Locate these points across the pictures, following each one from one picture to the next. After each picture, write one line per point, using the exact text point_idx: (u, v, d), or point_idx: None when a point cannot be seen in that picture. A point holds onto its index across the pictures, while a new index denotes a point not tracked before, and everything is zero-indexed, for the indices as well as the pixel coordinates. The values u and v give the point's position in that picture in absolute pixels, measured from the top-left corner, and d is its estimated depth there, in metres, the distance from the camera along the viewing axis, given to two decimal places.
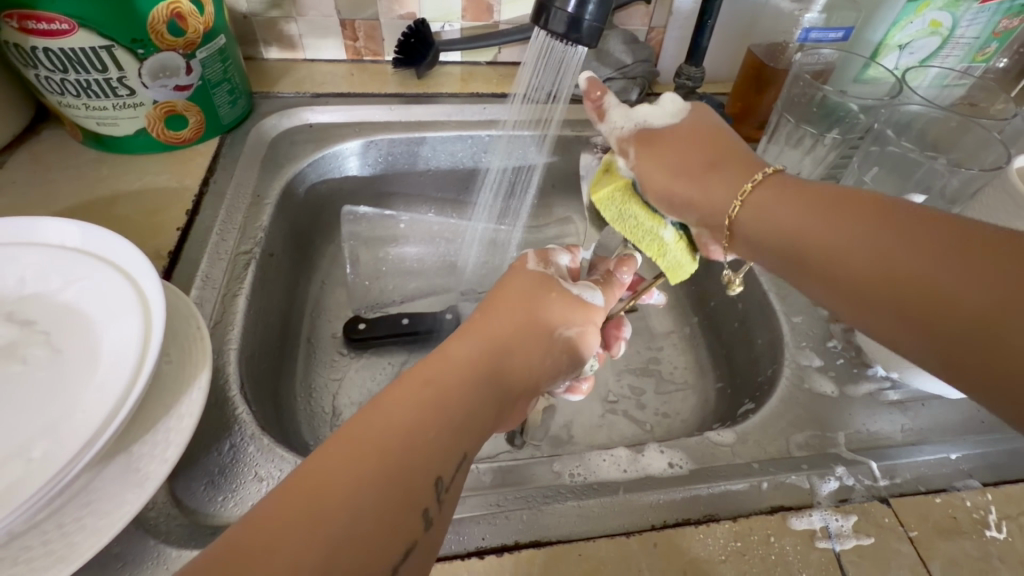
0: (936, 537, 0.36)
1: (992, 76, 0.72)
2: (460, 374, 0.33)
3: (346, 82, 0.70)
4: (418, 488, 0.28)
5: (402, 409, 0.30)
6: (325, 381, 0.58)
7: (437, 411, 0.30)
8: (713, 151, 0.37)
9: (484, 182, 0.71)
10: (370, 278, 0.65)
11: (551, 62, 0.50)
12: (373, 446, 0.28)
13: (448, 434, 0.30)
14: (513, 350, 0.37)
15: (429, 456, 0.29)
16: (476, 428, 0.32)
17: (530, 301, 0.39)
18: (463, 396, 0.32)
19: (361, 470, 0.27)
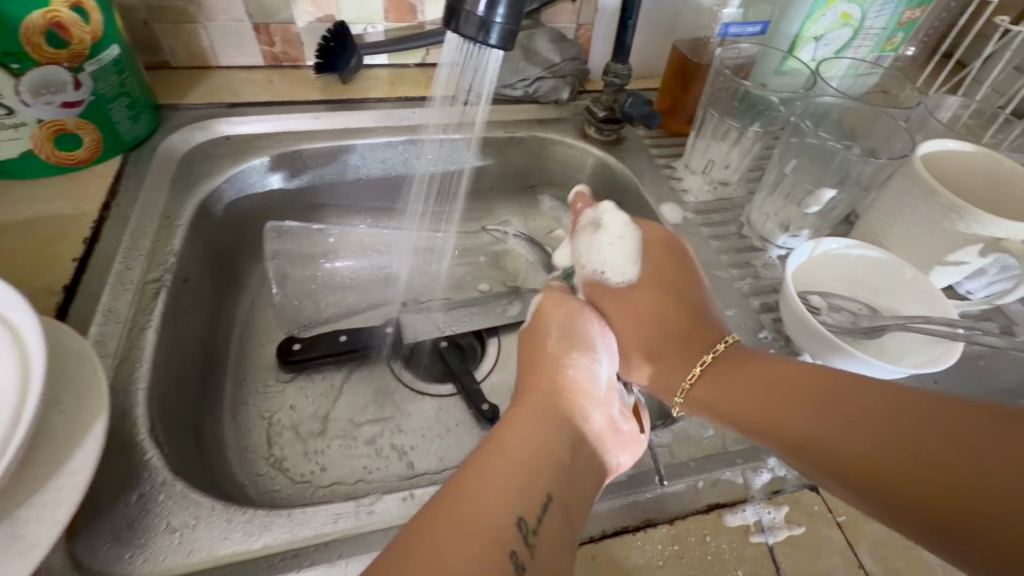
0: (862, 519, 0.37)
1: (903, 63, 0.76)
2: (525, 429, 0.34)
3: (266, 90, 0.66)
4: (505, 537, 0.29)
5: (485, 471, 0.31)
6: (256, 410, 0.56)
7: (516, 466, 0.32)
8: (659, 302, 0.40)
9: (412, 189, 0.69)
10: (300, 296, 0.63)
11: (468, 67, 0.48)
12: (462, 505, 0.29)
13: (526, 483, 0.31)
14: (571, 392, 0.37)
15: (509, 505, 0.30)
16: (554, 477, 0.32)
17: (566, 345, 0.38)
18: (533, 447, 0.33)
19: (457, 535, 0.28)
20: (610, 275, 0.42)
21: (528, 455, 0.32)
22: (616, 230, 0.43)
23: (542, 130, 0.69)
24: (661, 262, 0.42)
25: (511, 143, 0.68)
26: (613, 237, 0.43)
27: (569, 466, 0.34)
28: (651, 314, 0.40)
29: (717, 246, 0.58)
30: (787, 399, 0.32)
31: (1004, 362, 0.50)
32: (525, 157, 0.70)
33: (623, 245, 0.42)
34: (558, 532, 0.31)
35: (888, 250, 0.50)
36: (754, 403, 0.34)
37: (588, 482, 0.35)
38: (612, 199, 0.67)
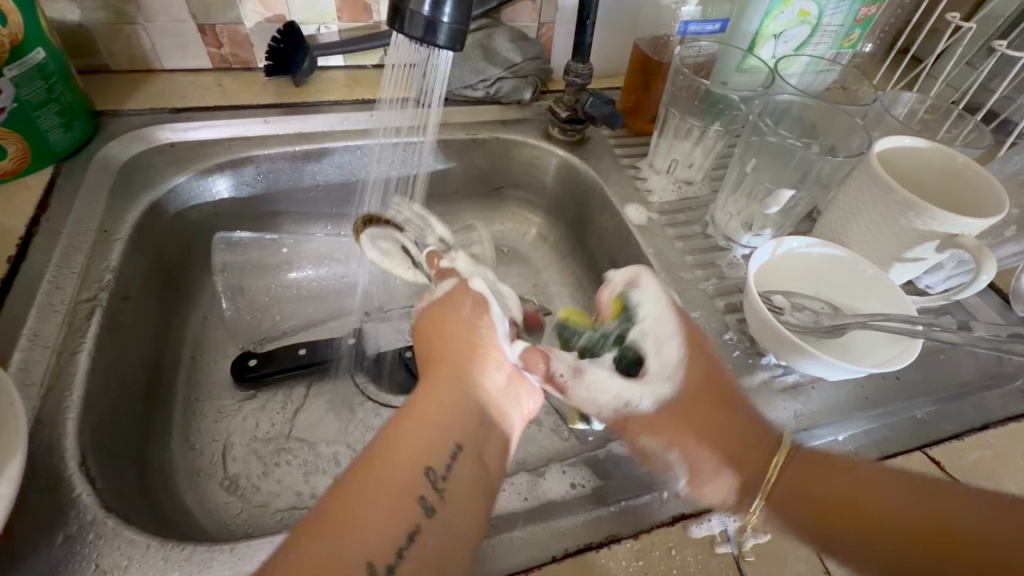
0: None
1: (861, 60, 0.77)
2: (434, 389, 0.35)
3: (214, 94, 0.63)
4: (413, 485, 0.31)
5: (394, 431, 0.33)
6: (209, 431, 0.53)
7: (426, 422, 0.33)
8: (720, 419, 0.36)
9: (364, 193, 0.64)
10: (253, 311, 0.60)
11: (416, 68, 0.48)
12: (373, 463, 0.31)
13: (435, 434, 0.33)
14: (480, 353, 0.37)
15: (418, 456, 0.32)
16: (464, 425, 0.34)
17: (467, 311, 0.39)
18: (443, 404, 0.34)
19: (367, 487, 0.30)
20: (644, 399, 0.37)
21: (438, 409, 0.34)
22: (651, 354, 0.38)
23: (505, 131, 0.67)
24: (701, 378, 0.37)
25: (473, 145, 0.67)
26: (649, 360, 0.38)
27: (482, 414, 0.35)
28: (713, 432, 0.36)
29: (683, 246, 0.57)
30: (852, 489, 0.34)
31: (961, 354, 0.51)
32: (488, 159, 0.68)
33: (660, 369, 0.37)
34: (470, 475, 0.32)
35: (850, 247, 0.50)
36: (825, 488, 0.34)
37: (502, 429, 0.36)
38: (578, 200, 0.66)
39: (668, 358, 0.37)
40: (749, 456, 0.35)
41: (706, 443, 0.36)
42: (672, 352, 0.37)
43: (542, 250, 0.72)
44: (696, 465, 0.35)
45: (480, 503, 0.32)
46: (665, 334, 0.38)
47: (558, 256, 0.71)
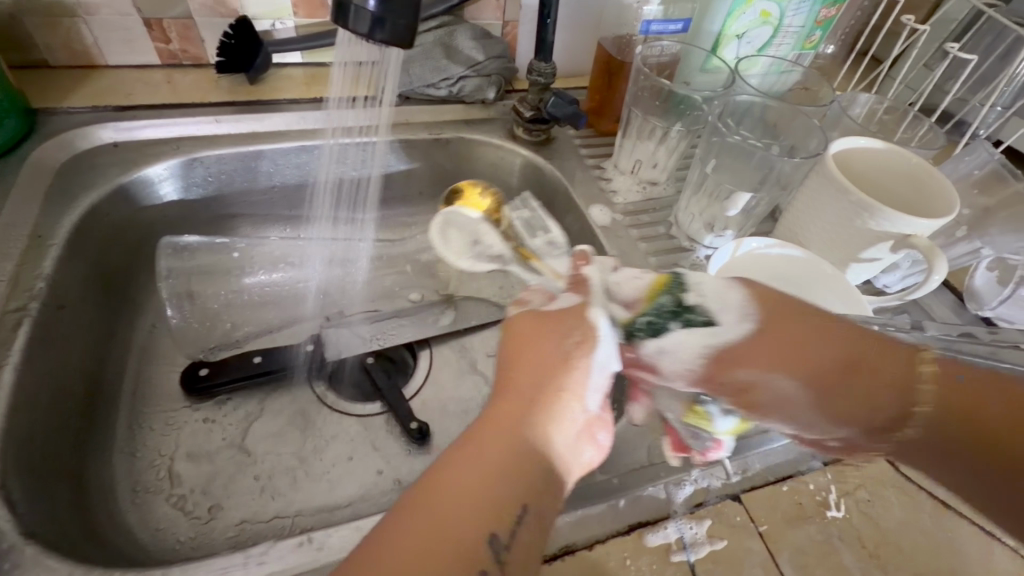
0: (784, 526, 0.36)
1: (824, 61, 0.78)
2: (507, 435, 0.30)
3: (160, 92, 0.60)
4: (474, 553, 0.27)
5: (454, 476, 0.29)
6: (154, 445, 0.51)
7: (491, 472, 0.29)
8: (845, 344, 0.33)
9: (315, 197, 0.63)
10: (204, 318, 0.58)
11: (367, 65, 0.46)
12: (426, 520, 0.27)
13: (501, 492, 0.29)
14: (564, 396, 0.32)
15: (484, 519, 0.28)
16: (532, 486, 0.29)
17: (567, 346, 0.33)
18: (514, 454, 0.30)
19: (420, 547, 0.26)
20: (735, 340, 0.33)
21: (508, 461, 0.29)
22: (724, 300, 0.34)
23: (469, 131, 0.66)
24: (794, 316, 0.33)
25: (437, 145, 0.65)
26: (721, 308, 0.34)
27: (550, 472, 0.30)
28: (838, 359, 0.32)
29: (647, 248, 0.57)
30: (996, 416, 0.31)
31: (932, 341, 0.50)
32: (452, 159, 0.67)
33: (731, 309, 0.34)
34: (534, 542, 0.28)
35: (810, 249, 0.50)
36: (965, 411, 0.32)
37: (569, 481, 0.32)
38: (544, 199, 0.66)
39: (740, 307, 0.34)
40: (872, 381, 0.32)
41: (818, 387, 0.33)
42: (742, 298, 0.34)
43: None
44: (820, 396, 0.33)
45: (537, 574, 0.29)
46: (721, 285, 0.35)
47: None
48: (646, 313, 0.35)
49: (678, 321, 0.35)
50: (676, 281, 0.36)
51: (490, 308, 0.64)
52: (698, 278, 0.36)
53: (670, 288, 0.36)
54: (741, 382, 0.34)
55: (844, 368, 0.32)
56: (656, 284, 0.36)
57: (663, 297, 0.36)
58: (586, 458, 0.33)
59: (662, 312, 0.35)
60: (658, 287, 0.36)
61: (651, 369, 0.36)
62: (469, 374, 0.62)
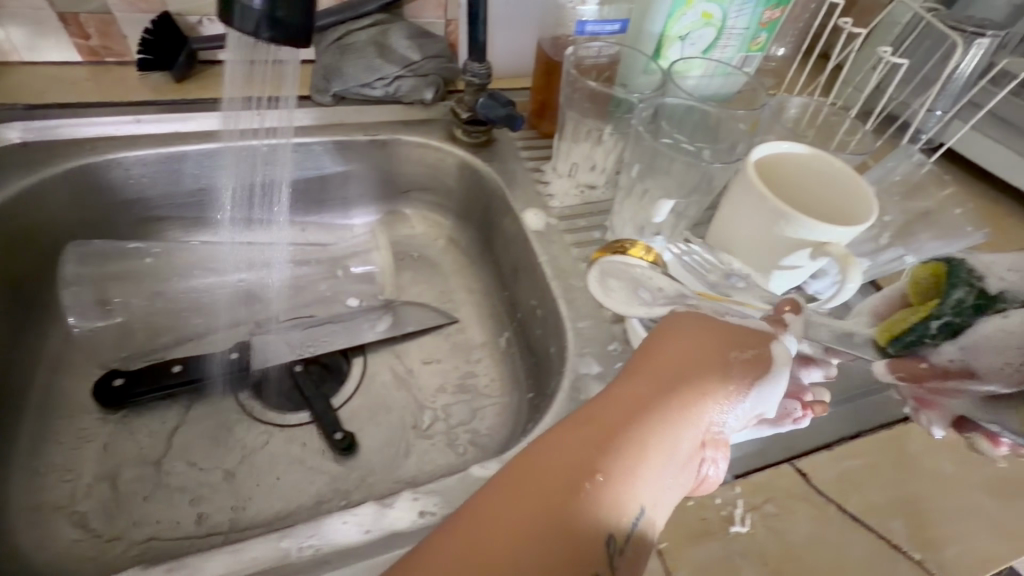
0: (684, 544, 0.36)
1: (775, 63, 0.78)
2: (634, 435, 0.31)
3: (77, 90, 0.58)
4: (594, 543, 0.27)
5: (574, 454, 0.30)
6: (61, 460, 0.49)
7: (614, 467, 0.29)
8: None
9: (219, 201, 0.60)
10: (120, 326, 0.56)
11: (259, 64, 0.45)
12: (554, 473, 0.29)
13: (624, 492, 0.29)
14: (692, 410, 0.33)
15: (606, 514, 0.28)
16: (660, 483, 0.30)
17: (730, 355, 0.34)
18: (637, 456, 0.30)
19: (540, 516, 0.27)
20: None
21: (630, 457, 0.30)
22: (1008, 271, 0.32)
23: (406, 131, 0.64)
24: None
25: (372, 145, 0.63)
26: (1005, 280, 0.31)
27: (672, 475, 0.31)
28: None
29: (579, 253, 0.55)
30: None
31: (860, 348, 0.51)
32: (388, 160, 0.65)
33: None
34: (645, 545, 0.29)
35: (733, 256, 0.48)
36: None
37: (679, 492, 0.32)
38: (483, 202, 0.65)
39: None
40: None
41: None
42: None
43: (452, 255, 0.69)
44: None
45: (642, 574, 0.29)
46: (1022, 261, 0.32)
47: (468, 261, 0.68)
48: (934, 315, 0.33)
49: (983, 313, 0.31)
50: (955, 271, 0.33)
51: (428, 314, 0.63)
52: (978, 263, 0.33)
53: (950, 279, 0.33)
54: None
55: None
56: (928, 276, 0.34)
57: (954, 290, 0.32)
58: (706, 473, 0.33)
59: (960, 304, 0.32)
60: (930, 283, 0.34)
61: (964, 372, 0.33)
62: (402, 382, 0.59)
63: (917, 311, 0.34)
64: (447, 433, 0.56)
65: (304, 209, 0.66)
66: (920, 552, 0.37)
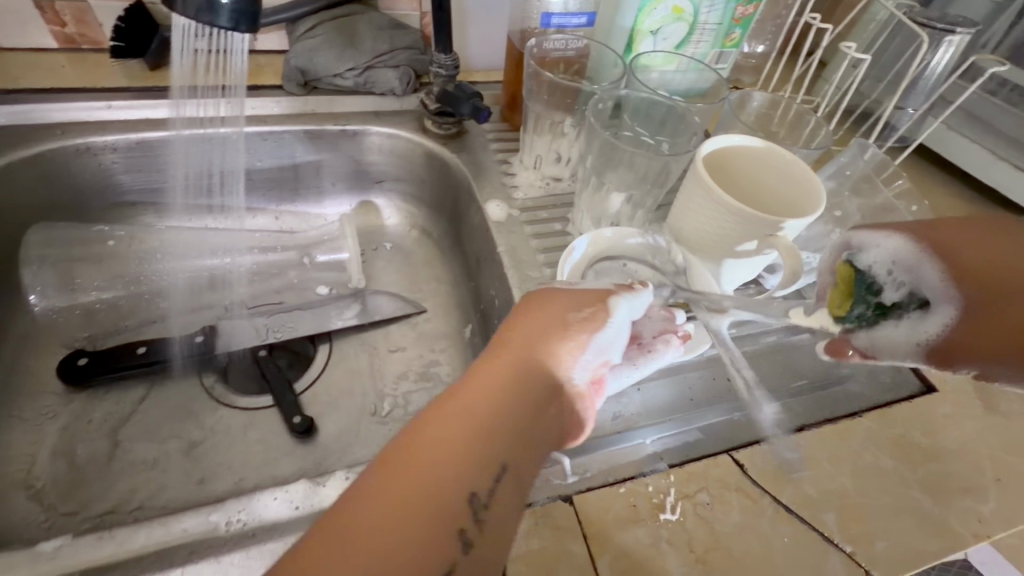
0: (610, 529, 0.36)
1: (753, 60, 0.77)
2: (489, 394, 0.31)
3: (51, 76, 0.59)
4: (455, 506, 0.27)
5: (435, 426, 0.29)
6: (20, 437, 0.50)
7: (473, 429, 0.29)
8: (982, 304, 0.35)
9: (178, 182, 0.59)
10: (89, 308, 0.58)
11: (201, 54, 0.47)
12: (409, 471, 0.27)
13: (484, 450, 0.29)
14: (547, 364, 0.33)
15: (465, 476, 0.28)
16: (522, 437, 0.31)
17: (571, 316, 0.35)
18: (495, 416, 0.30)
19: (399, 492, 0.26)
20: (928, 330, 0.36)
21: (488, 416, 0.30)
22: (893, 277, 0.36)
23: (376, 122, 0.65)
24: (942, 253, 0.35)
25: (343, 136, 0.64)
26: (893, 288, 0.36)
27: (531, 434, 0.31)
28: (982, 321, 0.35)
29: (538, 244, 0.56)
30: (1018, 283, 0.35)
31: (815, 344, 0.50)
32: (360, 150, 0.66)
33: (923, 268, 0.35)
34: (511, 499, 0.29)
35: (682, 233, 0.48)
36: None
37: (546, 446, 0.33)
38: (452, 193, 0.65)
39: (908, 257, 0.36)
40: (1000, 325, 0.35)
41: (1001, 334, 0.35)
42: (932, 272, 0.35)
43: (423, 246, 0.70)
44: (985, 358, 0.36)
45: (510, 538, 0.29)
46: (908, 262, 0.36)
47: (439, 253, 0.69)
48: (847, 316, 0.39)
49: (888, 318, 0.37)
50: (862, 281, 0.37)
51: (394, 303, 0.63)
52: (881, 267, 0.37)
53: (859, 289, 0.38)
54: (960, 352, 0.36)
55: (1004, 296, 0.35)
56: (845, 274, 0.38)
57: (858, 304, 0.38)
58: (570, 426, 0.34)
59: (863, 318, 0.38)
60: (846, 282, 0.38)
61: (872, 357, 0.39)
62: (365, 370, 0.60)
63: (834, 302, 0.39)
64: (404, 420, 0.56)
65: (278, 197, 0.67)
66: (851, 545, 0.37)
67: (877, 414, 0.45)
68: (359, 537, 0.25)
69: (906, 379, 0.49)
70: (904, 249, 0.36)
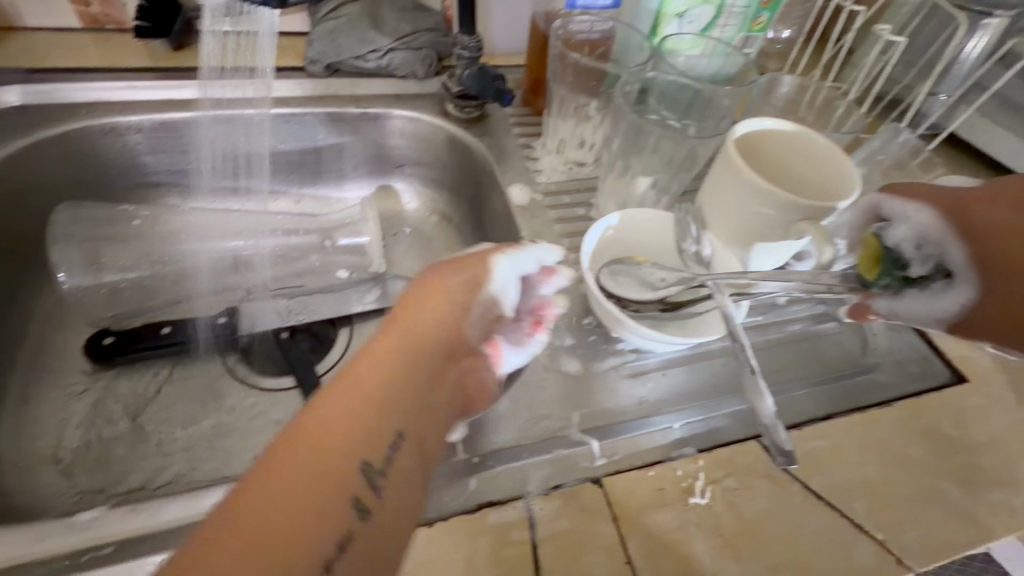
0: (638, 512, 0.36)
1: (779, 45, 0.76)
2: (386, 364, 0.32)
3: (77, 56, 0.59)
4: (352, 475, 0.27)
5: (333, 402, 0.29)
6: (49, 413, 0.50)
7: (371, 399, 0.30)
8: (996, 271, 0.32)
9: (201, 167, 0.59)
10: (114, 288, 0.58)
11: (234, 34, 0.49)
12: (305, 446, 0.27)
13: (381, 419, 0.30)
14: (441, 331, 0.35)
15: (364, 445, 0.28)
16: (415, 405, 0.32)
17: (464, 285, 0.37)
18: (391, 385, 0.31)
19: (300, 467, 0.26)
20: (941, 303, 0.34)
21: (383, 386, 0.31)
22: (912, 247, 0.35)
23: (397, 104, 0.65)
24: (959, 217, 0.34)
25: (364, 118, 0.64)
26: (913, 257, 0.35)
27: (423, 401, 0.33)
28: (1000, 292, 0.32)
29: (561, 229, 0.55)
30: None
31: (843, 332, 0.50)
32: (381, 133, 0.66)
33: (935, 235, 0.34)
34: (408, 465, 0.30)
35: (704, 210, 0.48)
36: None
37: (440, 411, 0.34)
38: (473, 177, 0.65)
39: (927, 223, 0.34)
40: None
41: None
42: (958, 248, 0.33)
43: (443, 231, 0.70)
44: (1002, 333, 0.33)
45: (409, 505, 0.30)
46: (931, 233, 0.34)
47: (459, 238, 0.69)
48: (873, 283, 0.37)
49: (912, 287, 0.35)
50: (889, 253, 0.36)
51: None
52: (908, 243, 0.35)
53: (886, 261, 0.36)
54: (980, 325, 0.34)
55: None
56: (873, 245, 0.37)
57: (884, 273, 0.36)
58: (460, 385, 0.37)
59: (891, 287, 0.36)
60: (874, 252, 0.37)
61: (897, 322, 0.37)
62: None
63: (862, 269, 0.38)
64: None
65: (299, 180, 0.67)
66: (881, 533, 0.37)
67: (908, 404, 0.44)
68: (259, 512, 0.24)
69: (937, 369, 0.48)
70: (923, 217, 0.34)
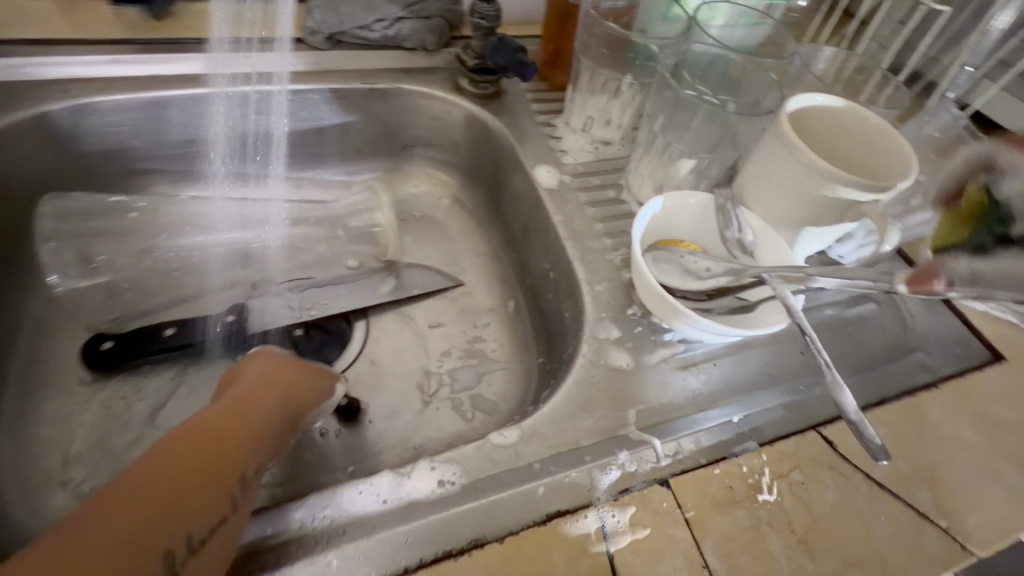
0: (710, 512, 0.34)
1: (798, 13, 0.73)
2: (253, 399, 0.35)
3: (47, 26, 0.52)
4: (230, 479, 0.30)
5: (210, 420, 0.32)
6: (49, 428, 0.46)
7: (244, 424, 0.33)
8: None
9: (213, 154, 0.55)
10: (109, 287, 0.53)
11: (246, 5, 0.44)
12: (185, 450, 0.29)
13: (253, 441, 0.33)
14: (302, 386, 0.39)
15: (242, 458, 0.31)
16: (276, 438, 0.35)
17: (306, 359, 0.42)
18: (261, 415, 0.34)
19: (184, 463, 0.29)
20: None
21: (253, 416, 0.34)
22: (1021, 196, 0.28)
23: (407, 79, 0.60)
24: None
25: (372, 95, 0.59)
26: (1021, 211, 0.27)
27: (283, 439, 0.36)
28: None
29: (594, 213, 0.53)
30: None
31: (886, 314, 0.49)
32: (390, 111, 0.61)
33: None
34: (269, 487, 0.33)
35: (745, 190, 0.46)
36: None
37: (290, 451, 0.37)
38: (492, 158, 0.61)
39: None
40: None
41: None
42: None
43: (457, 215, 0.66)
44: None
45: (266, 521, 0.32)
46: None
47: (475, 223, 0.65)
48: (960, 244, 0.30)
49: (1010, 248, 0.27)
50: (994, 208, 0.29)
51: (432, 277, 0.60)
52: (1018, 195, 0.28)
53: (986, 215, 0.29)
54: None
55: None
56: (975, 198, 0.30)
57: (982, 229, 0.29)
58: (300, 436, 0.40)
59: (982, 245, 0.29)
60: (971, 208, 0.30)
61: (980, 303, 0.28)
62: (407, 347, 0.56)
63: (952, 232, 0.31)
64: (453, 399, 0.54)
65: (299, 163, 0.62)
66: (946, 519, 0.37)
67: (954, 386, 0.44)
68: (138, 503, 0.26)
69: (976, 348, 0.48)
70: None
